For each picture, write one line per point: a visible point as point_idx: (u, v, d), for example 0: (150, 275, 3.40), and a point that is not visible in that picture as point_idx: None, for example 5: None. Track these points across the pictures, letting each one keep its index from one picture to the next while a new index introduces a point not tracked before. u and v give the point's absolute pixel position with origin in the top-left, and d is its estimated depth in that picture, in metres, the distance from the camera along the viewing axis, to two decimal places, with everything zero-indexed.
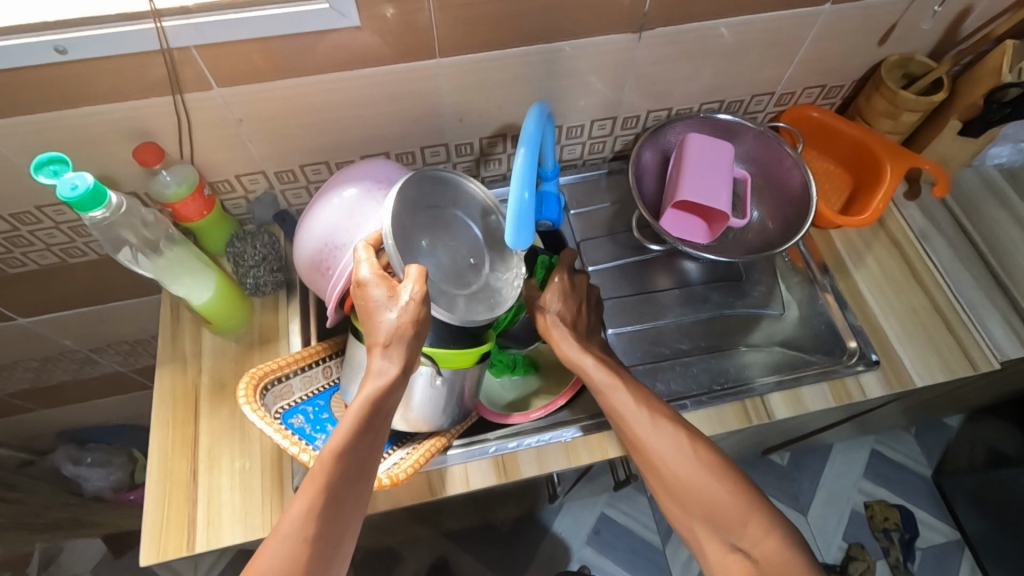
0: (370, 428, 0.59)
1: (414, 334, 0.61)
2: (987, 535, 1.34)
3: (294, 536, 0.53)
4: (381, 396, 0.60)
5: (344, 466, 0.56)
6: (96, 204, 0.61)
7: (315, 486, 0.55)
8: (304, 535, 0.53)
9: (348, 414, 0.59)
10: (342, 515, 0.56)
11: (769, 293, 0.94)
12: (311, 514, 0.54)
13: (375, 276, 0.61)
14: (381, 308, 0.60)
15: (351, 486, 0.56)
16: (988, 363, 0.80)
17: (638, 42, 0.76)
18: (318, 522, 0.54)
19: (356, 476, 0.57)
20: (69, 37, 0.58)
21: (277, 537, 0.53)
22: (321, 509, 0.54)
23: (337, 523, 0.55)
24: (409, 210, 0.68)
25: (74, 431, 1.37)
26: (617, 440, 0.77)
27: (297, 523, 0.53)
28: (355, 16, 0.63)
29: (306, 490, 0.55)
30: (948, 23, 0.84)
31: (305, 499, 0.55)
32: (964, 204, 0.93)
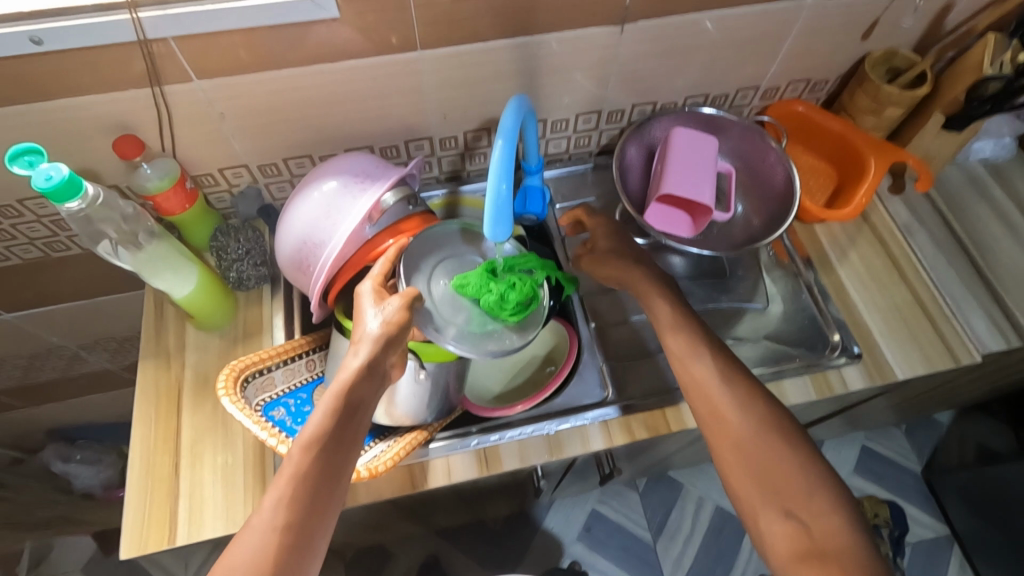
0: (344, 420, 0.58)
1: (396, 334, 0.61)
2: (976, 530, 1.34)
3: (263, 528, 0.52)
4: (356, 390, 0.59)
5: (314, 458, 0.56)
6: (72, 196, 0.61)
7: (285, 478, 0.55)
8: (273, 526, 0.52)
9: (320, 407, 0.58)
10: (314, 508, 0.54)
11: (754, 288, 0.92)
12: (280, 507, 0.53)
13: (370, 288, 0.65)
14: (363, 314, 0.63)
15: (324, 478, 0.56)
16: (969, 357, 0.80)
17: (620, 36, 0.76)
18: (287, 514, 0.53)
19: (329, 470, 0.56)
20: (45, 28, 0.58)
21: (249, 530, 0.53)
22: (291, 502, 0.54)
23: (309, 517, 0.54)
24: (438, 255, 0.71)
25: (63, 428, 1.37)
26: (600, 434, 0.77)
27: (266, 515, 0.53)
28: (334, 8, 0.63)
29: (277, 483, 0.55)
30: (932, 18, 0.84)
31: (275, 492, 0.54)
32: (948, 200, 0.93)
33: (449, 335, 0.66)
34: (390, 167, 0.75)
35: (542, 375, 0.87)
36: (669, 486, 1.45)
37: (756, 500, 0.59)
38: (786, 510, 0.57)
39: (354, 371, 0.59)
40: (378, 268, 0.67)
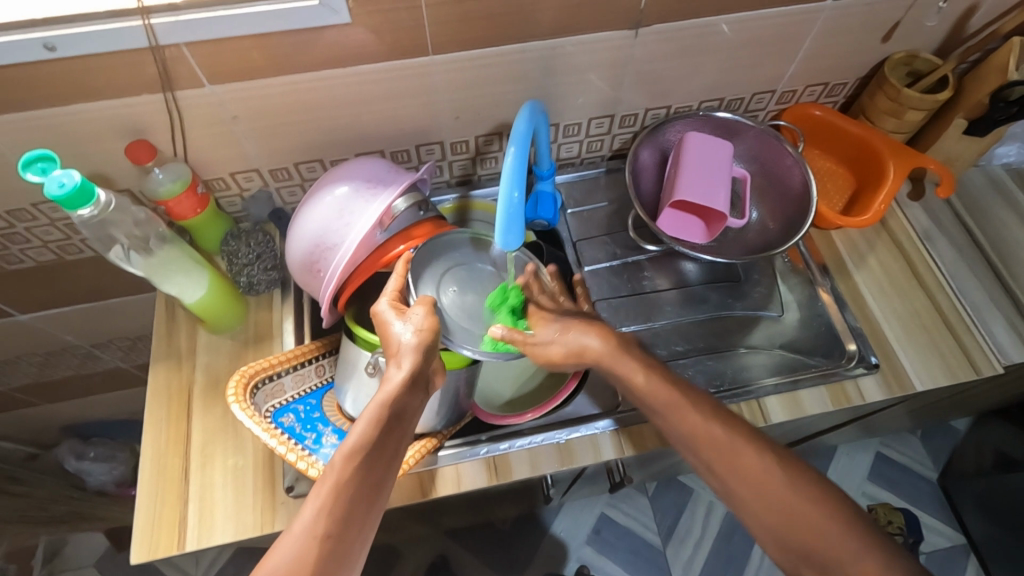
0: (388, 429, 0.58)
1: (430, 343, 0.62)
2: (993, 539, 1.33)
3: (304, 535, 0.51)
4: (397, 399, 0.59)
5: (360, 465, 0.55)
6: (85, 202, 0.61)
7: (330, 484, 0.54)
8: (313, 533, 0.51)
9: (361, 418, 0.58)
10: (354, 516, 0.53)
11: (769, 295, 0.91)
12: (323, 512, 0.52)
13: (389, 305, 0.65)
14: (391, 326, 0.63)
15: (368, 487, 0.55)
16: (991, 367, 0.79)
17: (635, 39, 0.75)
18: (329, 519, 0.52)
19: (370, 477, 0.55)
20: (58, 34, 0.58)
21: (289, 534, 0.51)
22: (334, 509, 0.52)
23: (352, 524, 0.53)
24: (445, 263, 0.71)
25: (78, 426, 1.38)
26: (610, 443, 0.76)
27: (307, 522, 0.52)
28: (346, 13, 0.63)
29: (319, 488, 0.54)
30: (955, 20, 0.82)
31: (316, 500, 0.53)
32: (970, 205, 0.91)
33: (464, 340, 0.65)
34: (401, 172, 0.74)
35: (554, 382, 0.86)
36: (679, 490, 1.44)
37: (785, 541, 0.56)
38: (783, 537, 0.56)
39: (397, 382, 0.59)
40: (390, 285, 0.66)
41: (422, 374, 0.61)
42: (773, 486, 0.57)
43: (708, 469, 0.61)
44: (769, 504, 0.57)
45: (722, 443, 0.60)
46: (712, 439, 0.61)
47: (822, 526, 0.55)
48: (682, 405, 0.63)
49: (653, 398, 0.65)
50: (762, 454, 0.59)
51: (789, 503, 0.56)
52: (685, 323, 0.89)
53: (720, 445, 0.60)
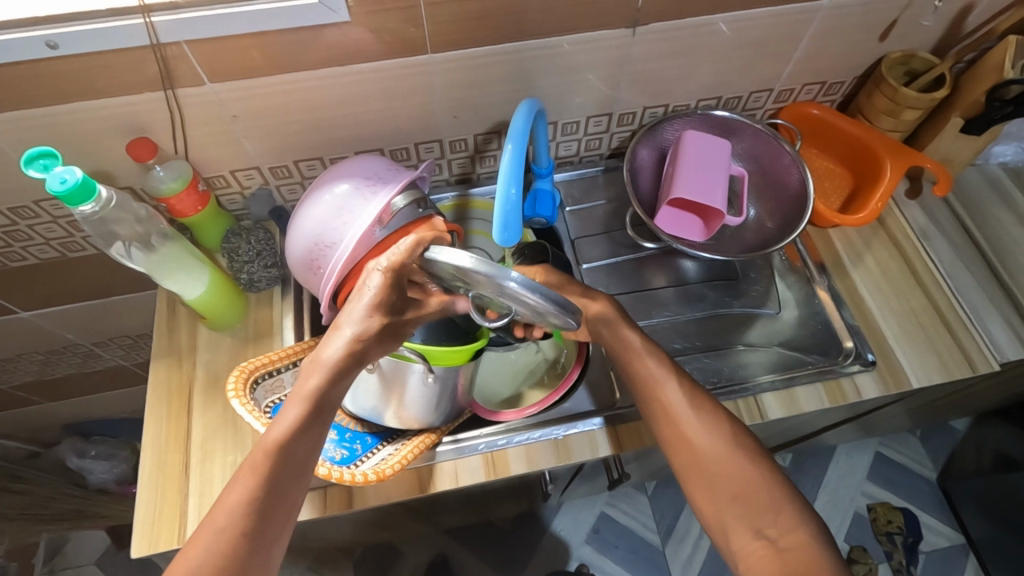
0: (317, 417, 0.60)
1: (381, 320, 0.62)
2: (991, 539, 1.33)
3: (224, 521, 0.54)
4: (329, 385, 0.61)
5: (284, 458, 0.57)
6: (86, 198, 0.62)
7: (254, 477, 0.56)
8: (233, 520, 0.54)
9: (297, 398, 0.60)
10: (275, 500, 0.56)
11: (767, 292, 0.91)
12: (245, 506, 0.55)
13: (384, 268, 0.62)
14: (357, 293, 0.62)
15: (291, 468, 0.58)
16: (987, 364, 0.79)
17: (632, 38, 0.75)
18: (253, 506, 0.55)
19: (295, 459, 0.58)
20: (60, 32, 0.59)
21: (208, 527, 0.54)
22: (254, 503, 0.55)
23: (271, 517, 0.56)
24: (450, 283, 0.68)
25: (79, 424, 1.39)
26: (607, 439, 0.77)
27: (231, 508, 0.55)
28: (345, 12, 0.63)
29: (242, 480, 0.56)
30: (951, 20, 0.82)
31: (240, 486, 0.56)
32: (967, 204, 0.91)
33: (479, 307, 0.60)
34: (401, 170, 0.75)
35: (551, 381, 0.86)
36: (678, 489, 1.44)
37: (748, 518, 0.60)
38: (759, 529, 0.59)
39: (336, 357, 0.61)
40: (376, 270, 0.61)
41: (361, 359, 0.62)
42: (754, 483, 0.61)
43: (688, 457, 0.64)
44: (752, 497, 0.61)
45: (715, 434, 0.64)
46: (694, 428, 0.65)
47: (794, 526, 0.59)
48: (684, 392, 0.67)
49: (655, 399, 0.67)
50: (753, 453, 0.63)
51: (768, 501, 0.60)
52: (682, 321, 0.89)
53: (701, 439, 0.64)
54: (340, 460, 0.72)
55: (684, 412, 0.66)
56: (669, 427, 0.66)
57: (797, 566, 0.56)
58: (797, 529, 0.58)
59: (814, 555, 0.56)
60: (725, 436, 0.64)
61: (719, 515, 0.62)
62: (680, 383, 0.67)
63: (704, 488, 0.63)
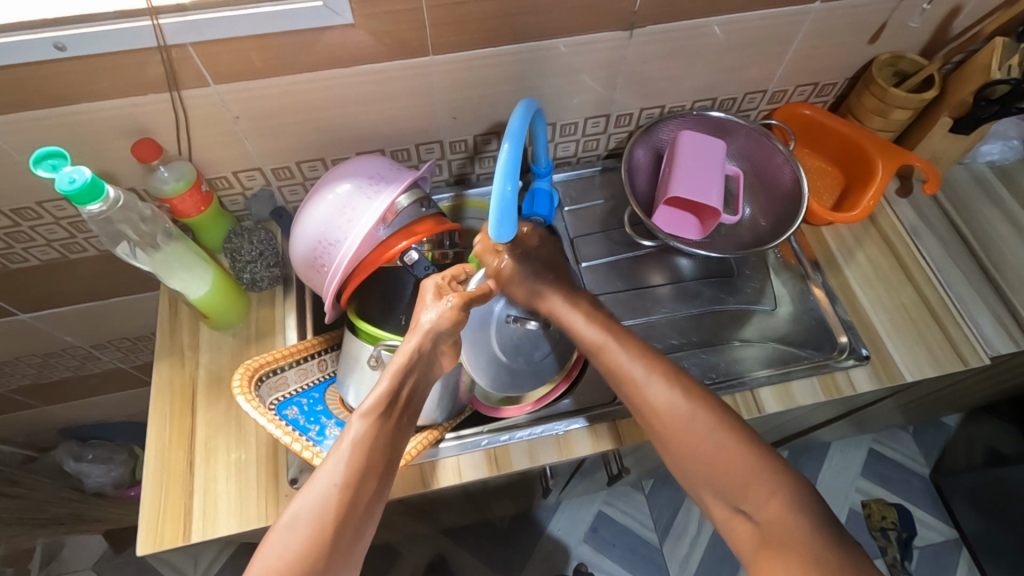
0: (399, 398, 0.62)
1: (446, 330, 0.66)
2: (984, 533, 1.34)
3: (324, 485, 0.54)
4: (398, 390, 0.62)
5: (368, 457, 0.57)
6: (94, 197, 0.62)
7: (341, 472, 0.55)
8: (335, 484, 0.54)
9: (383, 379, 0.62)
10: (370, 472, 0.57)
11: (762, 289, 0.92)
12: (330, 493, 0.54)
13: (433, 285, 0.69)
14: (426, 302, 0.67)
15: (384, 441, 0.59)
16: (976, 357, 0.81)
17: (629, 40, 0.77)
18: (351, 472, 0.55)
19: (385, 435, 0.59)
20: (68, 34, 0.60)
21: (311, 483, 0.55)
22: (342, 496, 0.54)
23: (359, 512, 0.55)
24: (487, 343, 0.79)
25: (75, 427, 1.38)
26: (608, 433, 0.78)
27: (330, 474, 0.55)
28: (349, 14, 0.64)
29: (325, 473, 0.55)
30: (938, 22, 0.85)
31: (338, 454, 0.57)
32: (955, 201, 0.93)
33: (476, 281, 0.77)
34: (403, 170, 0.76)
35: None
36: (675, 487, 1.46)
37: (722, 491, 0.61)
38: (737, 506, 0.60)
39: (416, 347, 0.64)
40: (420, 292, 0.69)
41: (425, 366, 0.65)
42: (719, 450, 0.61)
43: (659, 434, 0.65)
44: (726, 478, 0.61)
45: (685, 415, 0.64)
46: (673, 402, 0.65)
47: (770, 497, 0.58)
48: (650, 375, 0.66)
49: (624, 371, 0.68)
50: (718, 418, 0.63)
51: (740, 476, 0.60)
52: (679, 318, 0.90)
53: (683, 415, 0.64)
54: None
55: (649, 393, 0.66)
56: (637, 401, 0.66)
57: (771, 537, 0.56)
58: (775, 498, 0.58)
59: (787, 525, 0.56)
60: (688, 411, 0.64)
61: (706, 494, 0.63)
62: (633, 357, 0.68)
63: (689, 462, 0.63)
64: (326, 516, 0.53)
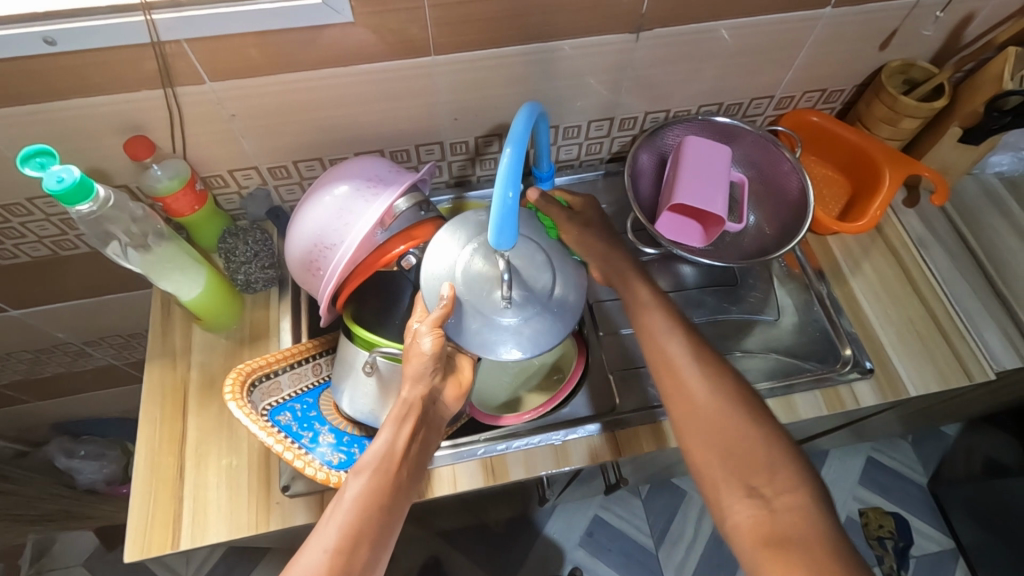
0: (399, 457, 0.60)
1: (430, 372, 0.64)
2: (982, 545, 1.33)
3: (318, 549, 0.52)
4: (396, 444, 0.61)
5: (367, 520, 0.55)
6: (82, 198, 0.61)
7: (334, 536, 0.53)
8: (325, 547, 0.52)
9: (380, 437, 0.61)
10: (368, 534, 0.54)
11: (765, 300, 0.91)
12: (321, 557, 0.51)
13: (428, 328, 0.64)
14: (416, 341, 0.64)
15: (383, 500, 0.57)
16: (982, 373, 0.79)
17: (636, 43, 0.75)
18: (347, 535, 0.53)
19: (384, 494, 0.57)
20: (58, 28, 0.58)
21: (304, 552, 0.52)
22: (334, 560, 0.51)
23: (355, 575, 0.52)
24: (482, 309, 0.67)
25: (68, 423, 1.36)
26: (607, 445, 0.76)
27: (326, 537, 0.53)
28: (349, 12, 0.63)
29: (319, 537, 0.53)
30: (951, 30, 0.83)
31: (334, 520, 0.54)
32: (963, 212, 0.92)
33: (451, 256, 0.69)
34: (402, 172, 0.74)
35: (551, 385, 0.85)
36: (672, 492, 1.44)
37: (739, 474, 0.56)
38: (751, 486, 0.55)
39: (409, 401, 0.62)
40: (427, 296, 0.67)
41: (424, 422, 0.64)
42: (751, 449, 0.57)
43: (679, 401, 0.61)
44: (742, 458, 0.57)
45: (718, 399, 0.60)
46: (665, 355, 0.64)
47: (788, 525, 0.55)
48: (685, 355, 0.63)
49: (663, 353, 0.64)
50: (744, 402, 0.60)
51: (763, 459, 0.56)
52: None
53: (710, 404, 0.59)
54: (338, 464, 0.71)
55: (681, 373, 0.62)
56: (668, 378, 0.63)
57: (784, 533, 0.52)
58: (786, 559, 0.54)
59: (803, 522, 0.52)
60: (723, 394, 0.60)
61: (712, 473, 0.57)
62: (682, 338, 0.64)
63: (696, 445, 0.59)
64: None
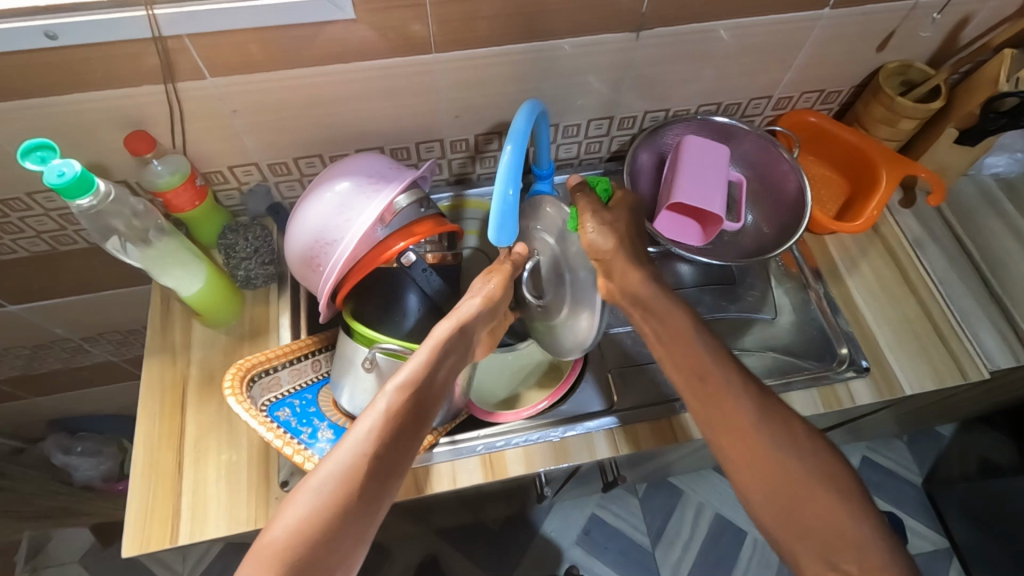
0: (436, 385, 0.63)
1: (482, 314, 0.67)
2: (976, 544, 1.34)
3: (353, 450, 0.56)
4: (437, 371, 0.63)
5: (357, 471, 0.55)
6: (84, 192, 0.61)
7: (367, 439, 0.57)
8: (359, 451, 0.56)
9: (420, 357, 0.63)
10: (397, 445, 0.58)
11: (762, 298, 0.92)
12: (353, 458, 0.56)
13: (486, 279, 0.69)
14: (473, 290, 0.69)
15: (417, 419, 0.60)
16: (978, 372, 0.80)
17: (636, 42, 0.76)
18: (378, 442, 0.57)
19: (419, 414, 0.60)
20: (60, 22, 0.58)
21: (338, 450, 0.56)
22: (364, 462, 0.56)
23: (381, 478, 0.56)
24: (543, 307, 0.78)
25: (64, 420, 1.36)
26: (605, 442, 0.77)
27: (360, 440, 0.57)
28: (350, 9, 0.63)
29: (353, 437, 0.57)
30: (949, 31, 0.84)
31: (367, 425, 0.58)
32: (959, 213, 0.93)
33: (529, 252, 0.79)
34: (403, 169, 0.74)
35: (551, 381, 0.86)
36: (669, 491, 1.45)
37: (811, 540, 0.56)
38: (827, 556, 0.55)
39: (455, 334, 0.65)
40: None
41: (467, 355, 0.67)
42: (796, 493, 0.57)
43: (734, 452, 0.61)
44: (809, 523, 0.56)
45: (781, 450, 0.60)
46: (716, 400, 0.63)
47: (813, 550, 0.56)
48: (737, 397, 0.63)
49: (715, 397, 0.63)
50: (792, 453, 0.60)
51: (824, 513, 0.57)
52: None
53: (768, 458, 0.60)
54: None
55: (734, 416, 0.62)
56: (718, 421, 0.63)
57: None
58: None
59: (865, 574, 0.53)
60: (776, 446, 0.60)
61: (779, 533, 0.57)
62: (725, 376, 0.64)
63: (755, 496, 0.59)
64: (342, 479, 0.54)
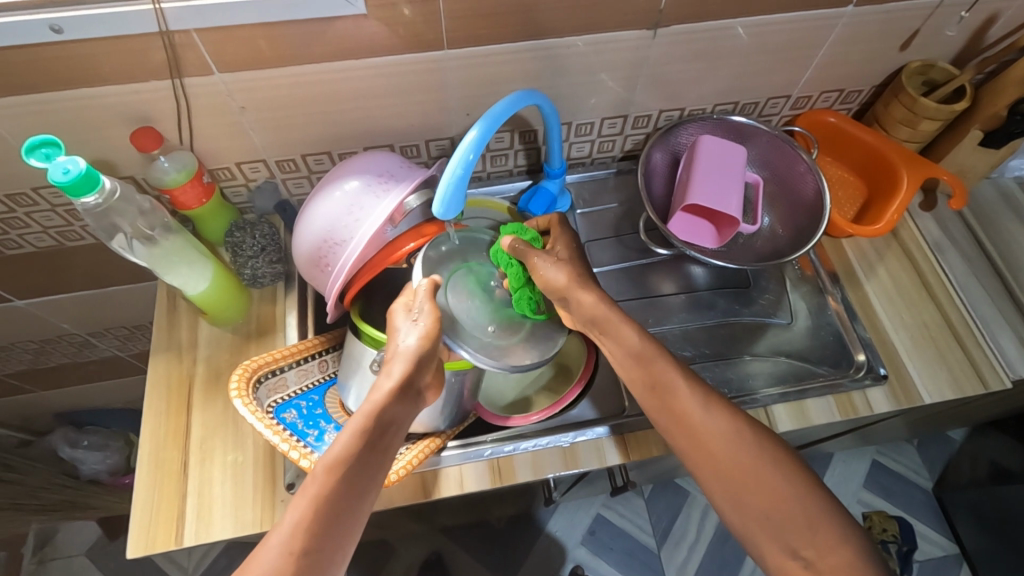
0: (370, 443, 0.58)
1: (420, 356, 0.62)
2: (986, 551, 1.32)
3: (280, 548, 0.50)
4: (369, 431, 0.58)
5: (290, 555, 0.50)
6: (89, 189, 0.60)
7: (297, 532, 0.51)
8: (290, 548, 0.50)
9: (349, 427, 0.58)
10: (331, 530, 0.52)
11: (777, 302, 0.90)
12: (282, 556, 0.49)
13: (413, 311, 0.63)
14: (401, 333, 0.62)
15: (351, 493, 0.55)
16: (999, 381, 0.78)
17: (652, 40, 0.74)
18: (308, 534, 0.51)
19: (353, 486, 0.55)
20: (65, 17, 0.57)
21: (265, 546, 0.50)
22: (296, 560, 0.50)
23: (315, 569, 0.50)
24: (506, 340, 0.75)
25: (71, 413, 1.36)
26: (616, 447, 0.75)
27: (288, 533, 0.51)
28: (360, 4, 0.61)
29: (280, 532, 0.51)
30: (974, 30, 0.81)
31: (295, 514, 0.52)
32: (980, 216, 0.91)
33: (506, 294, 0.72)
34: (414, 168, 0.73)
35: (558, 386, 0.85)
36: (676, 492, 1.44)
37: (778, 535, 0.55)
38: (793, 549, 0.54)
39: (387, 391, 0.60)
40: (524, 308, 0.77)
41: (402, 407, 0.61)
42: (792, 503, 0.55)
43: (710, 459, 0.59)
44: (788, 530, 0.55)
45: (765, 461, 0.58)
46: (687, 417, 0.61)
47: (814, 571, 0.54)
48: (707, 403, 0.61)
49: (681, 409, 0.61)
50: (774, 457, 0.58)
51: (811, 527, 0.54)
52: (691, 328, 0.88)
53: (742, 466, 0.58)
54: None
55: (704, 421, 0.60)
56: (685, 438, 0.61)
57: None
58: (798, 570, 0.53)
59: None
60: (764, 455, 0.58)
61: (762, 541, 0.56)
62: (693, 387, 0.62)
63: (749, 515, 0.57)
64: None
